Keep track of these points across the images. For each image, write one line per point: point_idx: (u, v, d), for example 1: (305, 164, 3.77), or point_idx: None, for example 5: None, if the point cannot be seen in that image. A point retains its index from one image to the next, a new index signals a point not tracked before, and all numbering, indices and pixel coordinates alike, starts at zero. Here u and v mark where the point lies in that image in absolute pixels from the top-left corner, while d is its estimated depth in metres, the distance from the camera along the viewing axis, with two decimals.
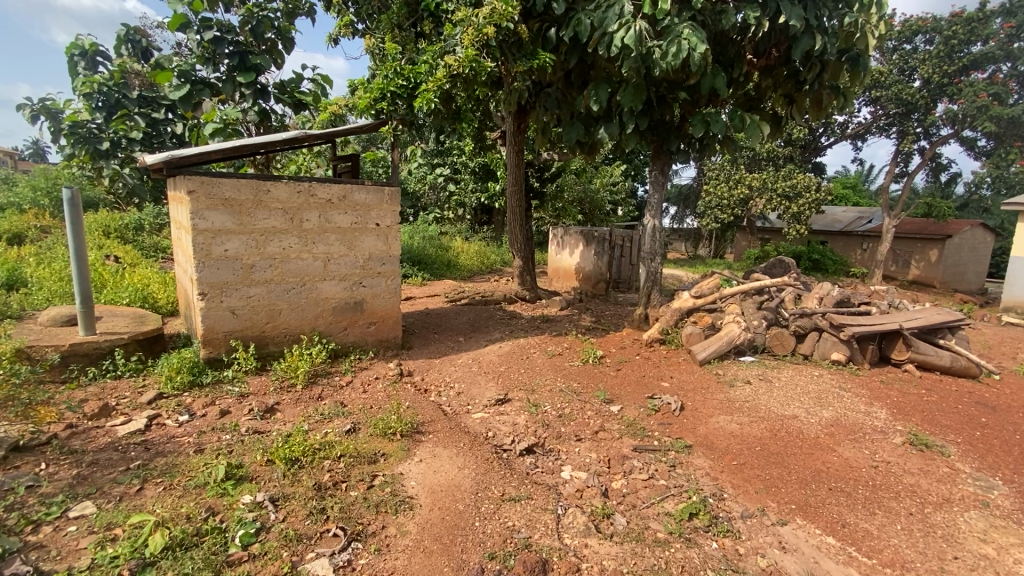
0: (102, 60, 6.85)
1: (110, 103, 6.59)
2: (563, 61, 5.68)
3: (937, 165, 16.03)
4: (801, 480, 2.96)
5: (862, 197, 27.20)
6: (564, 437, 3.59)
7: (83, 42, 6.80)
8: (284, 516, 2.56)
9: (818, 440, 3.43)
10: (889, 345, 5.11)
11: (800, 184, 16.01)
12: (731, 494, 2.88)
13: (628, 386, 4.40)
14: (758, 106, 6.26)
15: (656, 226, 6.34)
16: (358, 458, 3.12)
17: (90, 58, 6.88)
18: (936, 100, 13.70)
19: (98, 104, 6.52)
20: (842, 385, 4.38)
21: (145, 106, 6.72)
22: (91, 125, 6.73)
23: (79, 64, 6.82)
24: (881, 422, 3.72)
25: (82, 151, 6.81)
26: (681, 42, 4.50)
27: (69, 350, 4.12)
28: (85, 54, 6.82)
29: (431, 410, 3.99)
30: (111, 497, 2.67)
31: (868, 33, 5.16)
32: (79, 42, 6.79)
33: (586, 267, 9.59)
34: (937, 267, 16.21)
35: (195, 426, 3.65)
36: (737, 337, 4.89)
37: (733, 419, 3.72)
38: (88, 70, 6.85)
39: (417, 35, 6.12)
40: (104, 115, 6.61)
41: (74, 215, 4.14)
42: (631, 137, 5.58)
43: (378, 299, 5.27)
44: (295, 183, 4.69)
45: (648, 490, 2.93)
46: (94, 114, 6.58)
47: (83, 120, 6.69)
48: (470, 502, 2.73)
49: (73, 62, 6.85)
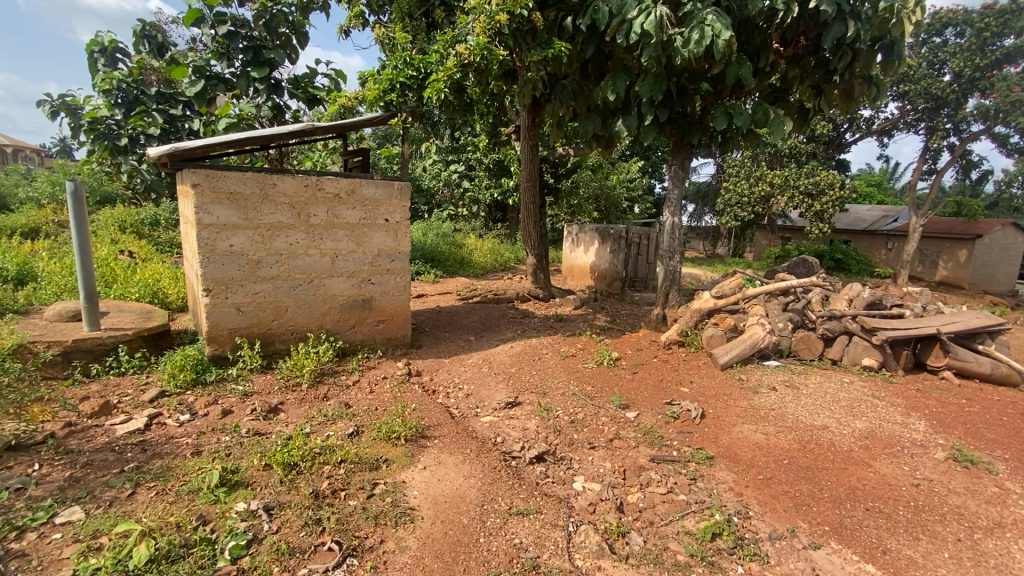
0: (122, 57, 6.86)
1: (128, 99, 6.55)
2: (579, 51, 5.47)
3: (967, 162, 15.42)
4: (835, 499, 2.73)
5: (886, 197, 26.54)
6: (577, 444, 3.40)
7: (103, 39, 6.76)
8: (278, 527, 2.42)
9: (851, 453, 3.19)
10: (925, 350, 4.82)
11: (823, 181, 15.53)
12: (757, 512, 2.66)
13: (645, 391, 4.18)
14: (783, 98, 5.96)
15: (675, 224, 6.09)
16: (359, 465, 2.97)
17: (109, 55, 6.87)
18: (967, 95, 13.15)
19: (117, 100, 6.49)
20: (875, 394, 4.11)
21: (163, 103, 6.68)
22: (111, 121, 6.60)
23: (98, 61, 6.80)
24: (921, 435, 3.46)
25: (100, 147, 6.63)
26: (705, 29, 4.27)
27: (72, 346, 4.05)
28: (105, 51, 6.80)
29: (438, 413, 3.82)
30: (101, 502, 2.56)
31: (904, 19, 4.78)
32: (99, 38, 6.75)
33: (602, 265, 9.25)
34: (966, 268, 15.65)
35: (196, 426, 3.53)
36: (761, 340, 4.64)
37: (758, 428, 3.49)
38: (107, 67, 6.85)
39: (429, 25, 5.96)
40: (124, 111, 6.56)
41: (77, 207, 4.05)
42: (650, 129, 5.34)
43: (387, 296, 5.12)
44: (302, 177, 4.55)
45: (667, 506, 2.73)
46: (113, 110, 6.53)
47: (102, 116, 6.55)
48: (475, 516, 2.56)
49: (94, 59, 6.83)
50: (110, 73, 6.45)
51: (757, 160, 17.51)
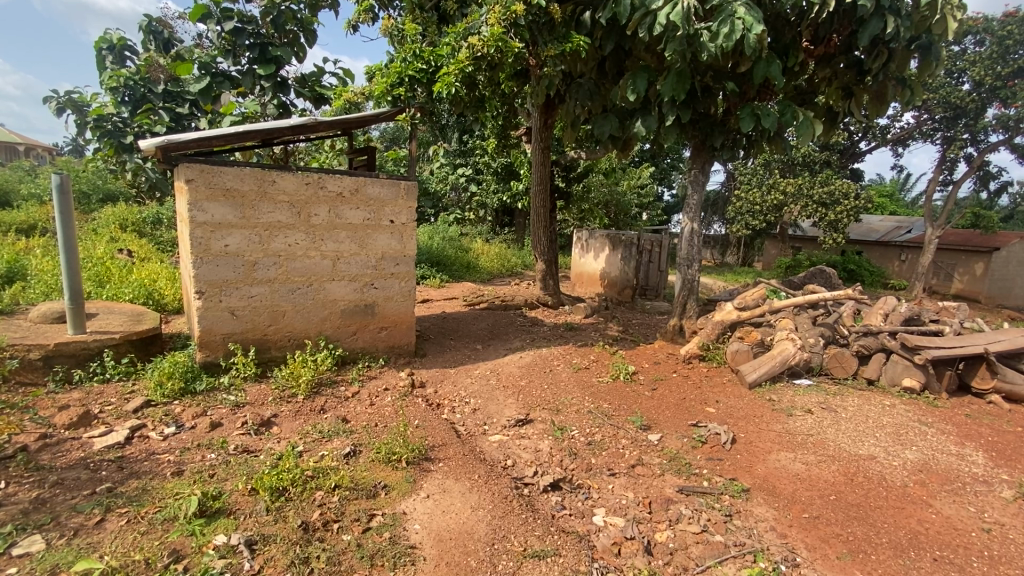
0: (129, 55, 6.58)
1: (136, 98, 6.25)
2: (597, 47, 5.18)
3: (986, 173, 15.01)
4: (895, 545, 2.41)
5: (899, 207, 26.21)
6: (596, 471, 3.10)
7: (111, 36, 6.51)
8: (260, 567, 2.11)
9: (906, 490, 2.86)
10: (969, 371, 4.48)
11: (837, 191, 15.19)
12: (806, 559, 2.34)
13: (667, 410, 3.86)
14: (810, 100, 5.56)
15: (695, 230, 5.77)
16: (354, 492, 2.67)
17: (118, 52, 6.61)
18: (987, 104, 12.68)
19: (124, 98, 6.21)
20: (922, 420, 3.78)
21: (170, 102, 6.33)
22: (116, 118, 6.41)
23: (106, 58, 6.56)
24: (981, 470, 3.13)
25: (105, 145, 6.49)
26: (735, 22, 3.97)
27: (54, 350, 3.77)
28: (112, 48, 6.53)
29: (442, 431, 3.51)
30: (65, 530, 2.25)
31: (948, 16, 4.44)
32: (108, 36, 6.51)
33: (613, 272, 8.97)
34: (982, 281, 15.22)
35: (181, 441, 3.23)
36: (792, 357, 4.31)
37: (796, 457, 3.18)
38: (115, 65, 6.60)
39: (440, 18, 5.75)
40: (130, 109, 6.28)
41: (63, 202, 3.75)
42: (671, 130, 5.01)
43: (392, 302, 4.84)
44: (304, 174, 4.29)
45: (702, 548, 2.42)
46: (119, 108, 6.26)
47: (108, 113, 6.35)
48: (485, 558, 2.26)
49: (101, 56, 6.58)
50: (117, 70, 6.17)
51: (771, 168, 17.11)
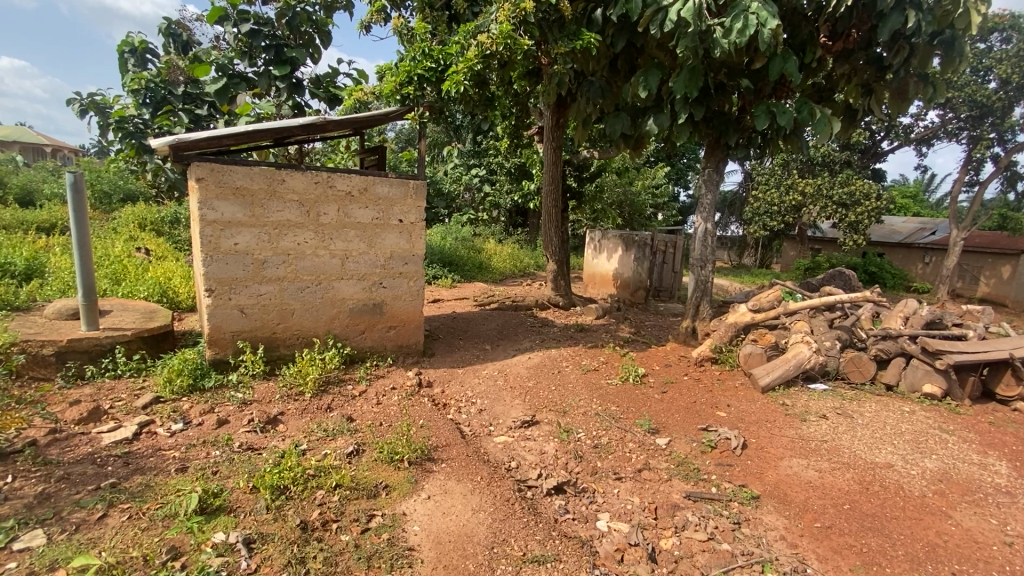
0: (151, 58, 6.69)
1: (156, 99, 6.35)
2: (609, 45, 5.11)
3: (1014, 173, 14.55)
4: (912, 558, 2.31)
5: (922, 208, 25.63)
6: (601, 474, 3.04)
7: (133, 40, 6.63)
8: (256, 567, 2.09)
9: (925, 500, 2.75)
10: (993, 377, 4.32)
11: (858, 192, 14.83)
12: (816, 571, 2.26)
13: (677, 414, 3.78)
14: (828, 98, 5.42)
15: (708, 230, 5.66)
16: (355, 491, 2.65)
17: (139, 55, 6.72)
18: (1015, 102, 12.30)
19: (145, 100, 6.31)
20: (943, 427, 3.65)
21: (189, 103, 6.42)
22: (137, 119, 6.51)
23: (128, 61, 6.68)
24: (1005, 480, 3.00)
25: (127, 146, 6.60)
26: (749, 18, 3.88)
27: (67, 346, 3.83)
28: (134, 51, 6.65)
29: (447, 431, 3.49)
30: (67, 525, 2.26)
31: (972, 9, 4.20)
32: (130, 39, 6.63)
33: (626, 273, 8.87)
34: (1010, 285, 14.75)
35: (187, 437, 3.25)
36: (807, 360, 4.20)
37: (809, 464, 3.08)
38: (137, 67, 6.71)
39: (451, 17, 5.73)
40: (151, 111, 6.38)
41: (77, 200, 3.80)
42: (684, 128, 4.92)
43: (400, 301, 4.83)
44: (313, 173, 4.30)
45: (708, 556, 2.35)
46: (141, 110, 6.36)
47: (129, 115, 6.45)
48: (483, 562, 2.22)
49: (124, 59, 6.70)
50: (139, 72, 6.27)
51: (789, 169, 16.80)
